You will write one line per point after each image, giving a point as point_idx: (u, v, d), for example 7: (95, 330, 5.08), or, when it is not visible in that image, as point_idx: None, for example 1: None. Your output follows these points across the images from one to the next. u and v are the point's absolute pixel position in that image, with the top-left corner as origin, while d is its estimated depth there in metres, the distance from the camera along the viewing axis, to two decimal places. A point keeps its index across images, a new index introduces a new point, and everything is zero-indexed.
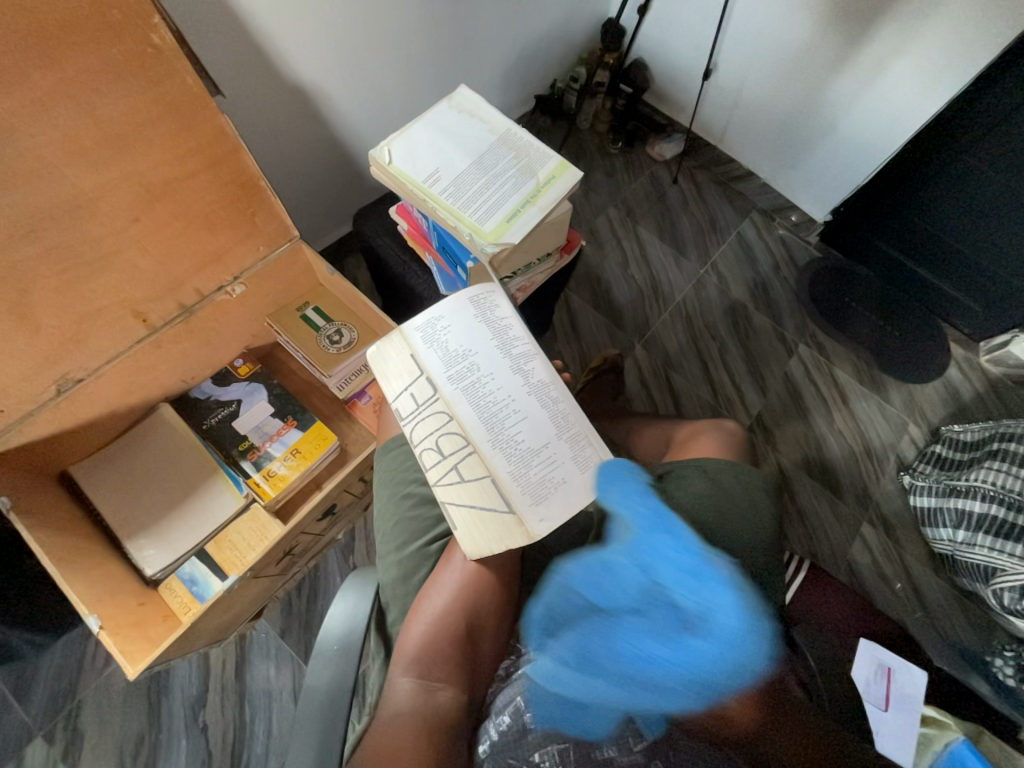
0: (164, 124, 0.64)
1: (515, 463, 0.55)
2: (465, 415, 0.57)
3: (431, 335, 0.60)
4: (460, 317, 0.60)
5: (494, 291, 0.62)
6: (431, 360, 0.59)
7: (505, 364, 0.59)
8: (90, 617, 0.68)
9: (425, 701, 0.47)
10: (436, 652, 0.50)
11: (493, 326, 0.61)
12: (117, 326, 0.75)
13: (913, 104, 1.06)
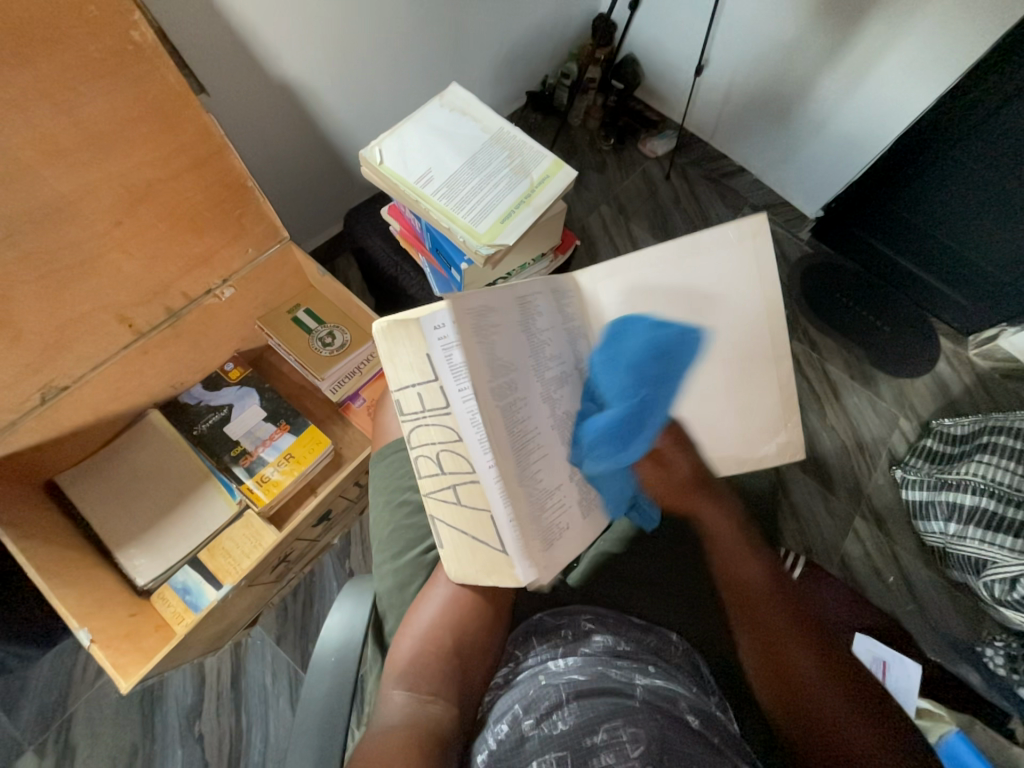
0: (147, 124, 0.62)
1: (530, 509, 0.44)
2: (486, 445, 0.42)
3: (470, 331, 0.41)
4: (505, 316, 0.44)
5: (544, 293, 0.47)
6: (455, 365, 0.41)
7: (541, 389, 0.46)
8: (80, 630, 0.67)
9: (411, 713, 0.43)
10: (425, 662, 0.47)
11: (538, 334, 0.46)
12: (102, 331, 0.73)
13: (901, 100, 1.07)
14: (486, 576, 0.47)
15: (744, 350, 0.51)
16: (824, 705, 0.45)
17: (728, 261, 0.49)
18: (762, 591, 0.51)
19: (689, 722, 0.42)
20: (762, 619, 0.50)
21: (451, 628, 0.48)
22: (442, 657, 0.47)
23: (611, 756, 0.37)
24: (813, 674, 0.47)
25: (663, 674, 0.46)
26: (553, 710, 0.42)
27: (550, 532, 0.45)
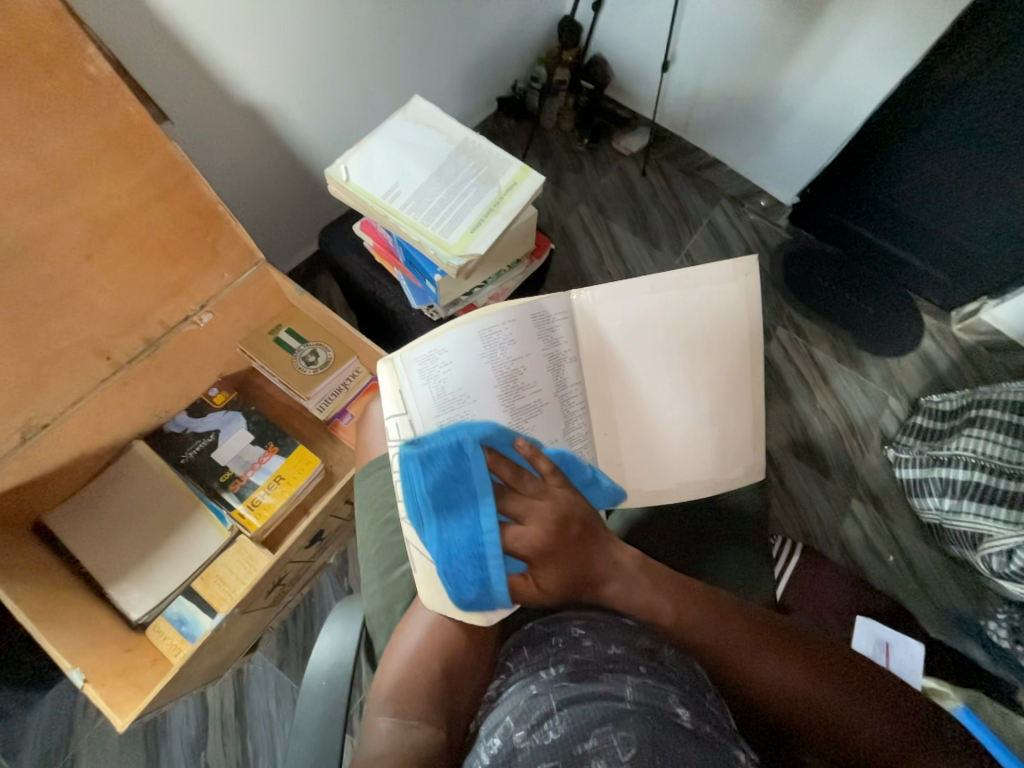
0: (110, 156, 0.62)
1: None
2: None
3: (428, 372, 0.48)
4: (465, 355, 0.49)
5: (515, 321, 0.50)
6: (422, 396, 0.48)
7: (505, 419, 0.49)
8: (73, 670, 0.66)
9: (396, 739, 0.43)
10: (410, 688, 0.47)
11: (501, 370, 0.50)
12: (81, 367, 0.72)
13: (867, 83, 1.08)
14: (455, 609, 0.47)
15: (725, 371, 0.55)
16: (807, 700, 0.45)
17: (713, 294, 0.53)
18: (697, 626, 0.48)
19: (681, 720, 0.41)
20: (706, 640, 0.48)
21: (437, 653, 0.49)
22: (429, 682, 0.47)
23: (602, 761, 0.37)
24: (792, 680, 0.46)
25: (655, 675, 0.46)
26: (544, 719, 0.42)
27: (509, 562, 0.47)
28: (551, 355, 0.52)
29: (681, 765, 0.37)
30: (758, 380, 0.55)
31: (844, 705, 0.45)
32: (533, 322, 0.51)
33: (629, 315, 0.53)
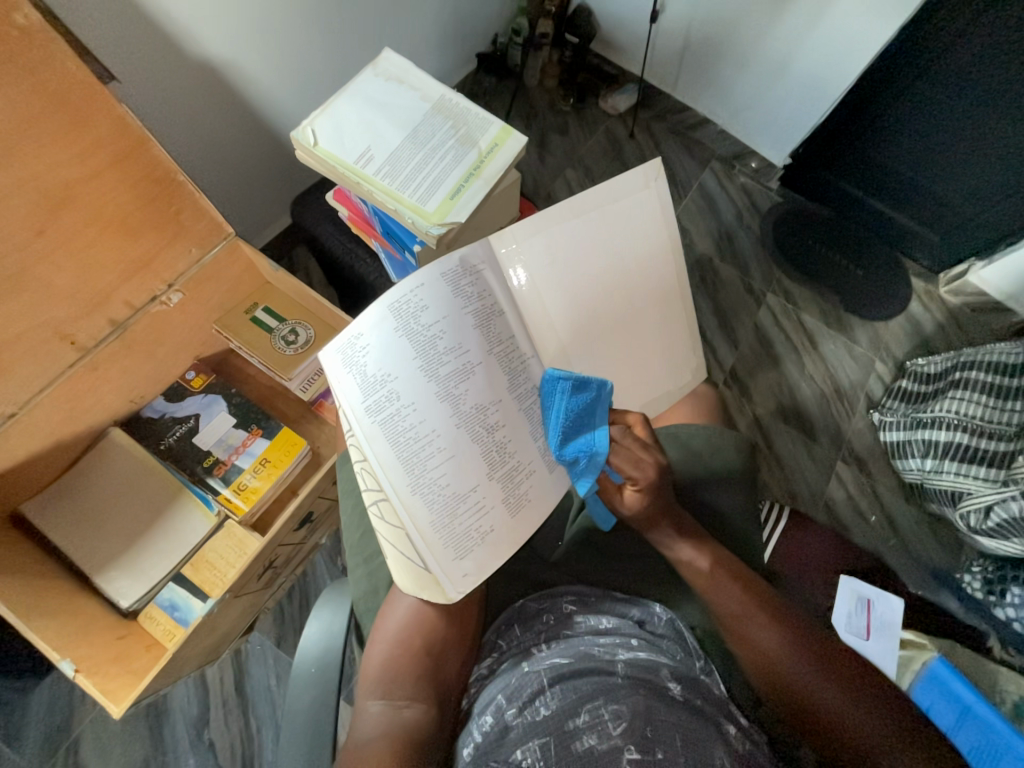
0: (50, 119, 0.56)
1: (438, 514, 0.43)
2: (379, 455, 0.43)
3: (349, 359, 0.44)
4: (378, 332, 0.43)
5: (423, 284, 0.42)
6: (346, 387, 0.44)
7: (435, 391, 0.43)
8: (62, 662, 0.66)
9: (388, 721, 0.43)
10: (396, 667, 0.46)
11: (419, 341, 0.43)
12: (44, 352, 0.68)
13: (864, 33, 1.03)
14: (421, 588, 0.46)
15: (661, 285, 0.55)
16: (815, 694, 0.45)
17: (625, 211, 0.52)
18: (733, 600, 0.49)
19: (671, 691, 0.42)
20: (734, 615, 0.49)
21: (418, 628, 0.47)
22: (412, 660, 0.47)
23: (594, 737, 0.38)
24: (802, 668, 0.46)
25: (647, 645, 0.47)
26: (535, 696, 0.42)
27: (462, 538, 0.43)
28: (476, 309, 0.45)
29: (672, 734, 0.38)
30: (684, 281, 0.56)
31: (848, 706, 0.44)
32: (448, 281, 0.44)
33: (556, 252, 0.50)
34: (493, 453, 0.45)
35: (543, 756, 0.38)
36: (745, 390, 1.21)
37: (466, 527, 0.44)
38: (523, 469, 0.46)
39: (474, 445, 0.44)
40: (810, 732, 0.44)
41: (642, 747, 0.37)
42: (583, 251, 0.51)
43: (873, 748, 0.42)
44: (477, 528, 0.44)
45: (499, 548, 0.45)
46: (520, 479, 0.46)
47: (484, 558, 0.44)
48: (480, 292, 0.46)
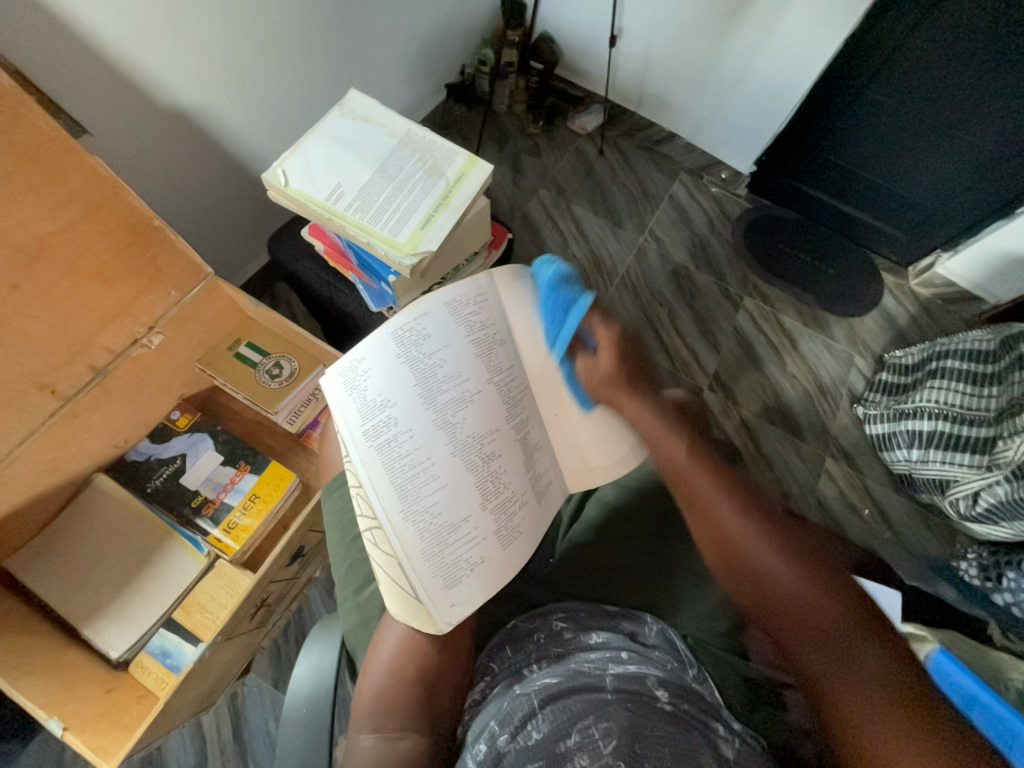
0: (24, 175, 0.57)
1: (430, 543, 0.43)
2: (372, 480, 0.43)
3: (349, 382, 0.45)
4: (382, 359, 0.45)
5: (428, 314, 0.45)
6: (344, 408, 0.45)
7: (433, 418, 0.44)
8: (50, 720, 0.64)
9: (379, 755, 0.42)
10: (388, 699, 0.45)
11: (421, 369, 0.45)
12: (23, 403, 0.68)
13: (812, 47, 1.08)
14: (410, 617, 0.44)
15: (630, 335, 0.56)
16: (773, 577, 0.45)
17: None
18: (701, 475, 0.50)
19: (660, 701, 0.42)
20: (692, 494, 0.50)
21: (412, 658, 0.46)
22: (405, 688, 0.46)
23: (585, 758, 0.38)
24: (761, 550, 0.46)
25: (637, 657, 0.46)
26: (527, 720, 0.42)
27: (452, 569, 0.43)
28: (476, 341, 0.47)
29: (665, 749, 0.38)
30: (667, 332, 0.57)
31: (807, 591, 0.44)
32: (451, 310, 0.46)
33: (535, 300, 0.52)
34: (487, 483, 0.45)
35: None
36: (730, 393, 1.22)
37: (456, 558, 0.44)
38: (513, 499, 0.46)
39: (467, 475, 0.45)
40: (767, 617, 0.45)
41: (631, 763, 0.37)
42: (559, 302, 0.53)
43: (834, 634, 0.42)
44: (470, 558, 0.44)
45: (491, 578, 0.45)
46: (510, 510, 0.46)
47: (475, 590, 0.44)
48: (481, 324, 0.48)
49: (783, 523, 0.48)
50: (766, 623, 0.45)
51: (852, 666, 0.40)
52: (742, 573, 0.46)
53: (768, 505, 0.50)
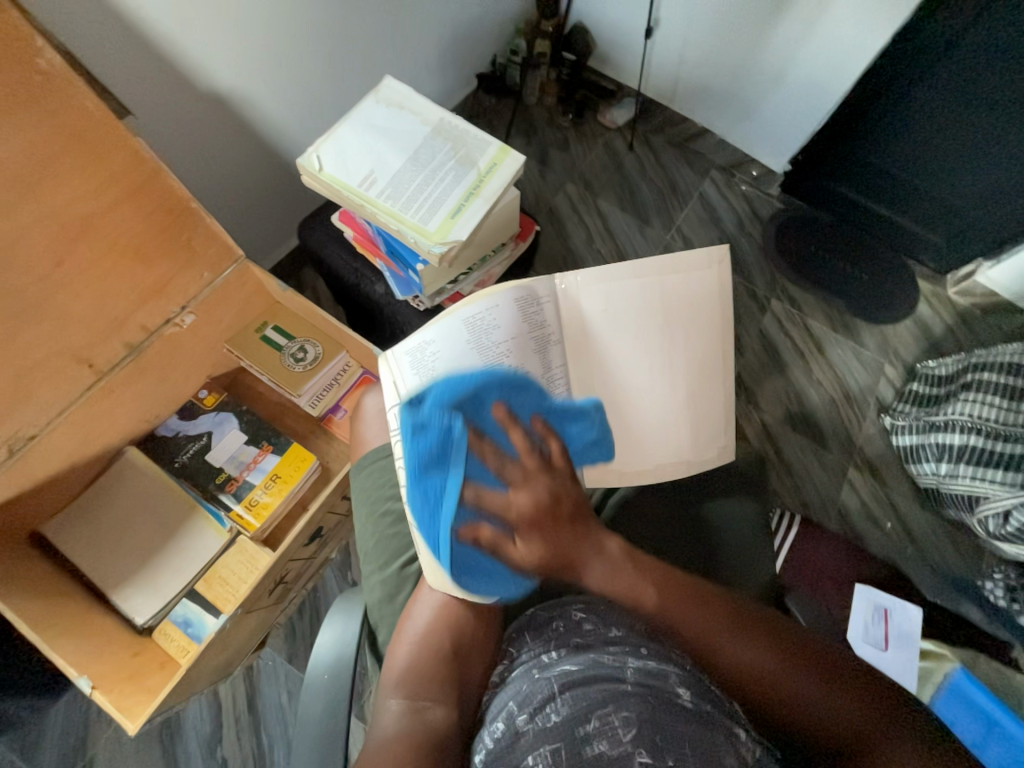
0: (70, 155, 0.59)
1: None
2: None
3: (417, 362, 0.51)
4: (452, 341, 0.50)
5: (500, 305, 0.51)
6: (411, 385, 0.50)
7: None
8: (80, 679, 0.67)
9: (408, 723, 0.44)
10: (421, 669, 0.48)
11: (487, 355, 0.51)
12: (61, 376, 0.71)
13: (858, 43, 1.04)
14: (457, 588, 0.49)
15: (704, 346, 0.57)
16: (800, 700, 0.44)
17: (696, 279, 0.55)
18: (669, 613, 0.45)
19: (682, 698, 0.43)
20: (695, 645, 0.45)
21: (450, 634, 0.49)
22: (436, 662, 0.48)
23: (604, 743, 0.39)
24: (775, 676, 0.44)
25: (657, 655, 0.46)
26: (546, 703, 0.42)
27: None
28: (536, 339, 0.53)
29: (680, 741, 0.39)
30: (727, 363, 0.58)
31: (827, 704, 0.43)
32: (519, 304, 0.53)
33: (629, 297, 0.55)
34: None
35: (554, 760, 0.39)
36: (752, 397, 1.20)
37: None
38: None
39: None
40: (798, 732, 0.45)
41: (651, 752, 0.38)
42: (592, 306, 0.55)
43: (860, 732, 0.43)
44: None
45: None
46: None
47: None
48: (540, 322, 0.54)
49: (772, 624, 0.46)
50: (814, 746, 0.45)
51: (887, 759, 0.42)
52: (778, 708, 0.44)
53: (755, 617, 0.46)
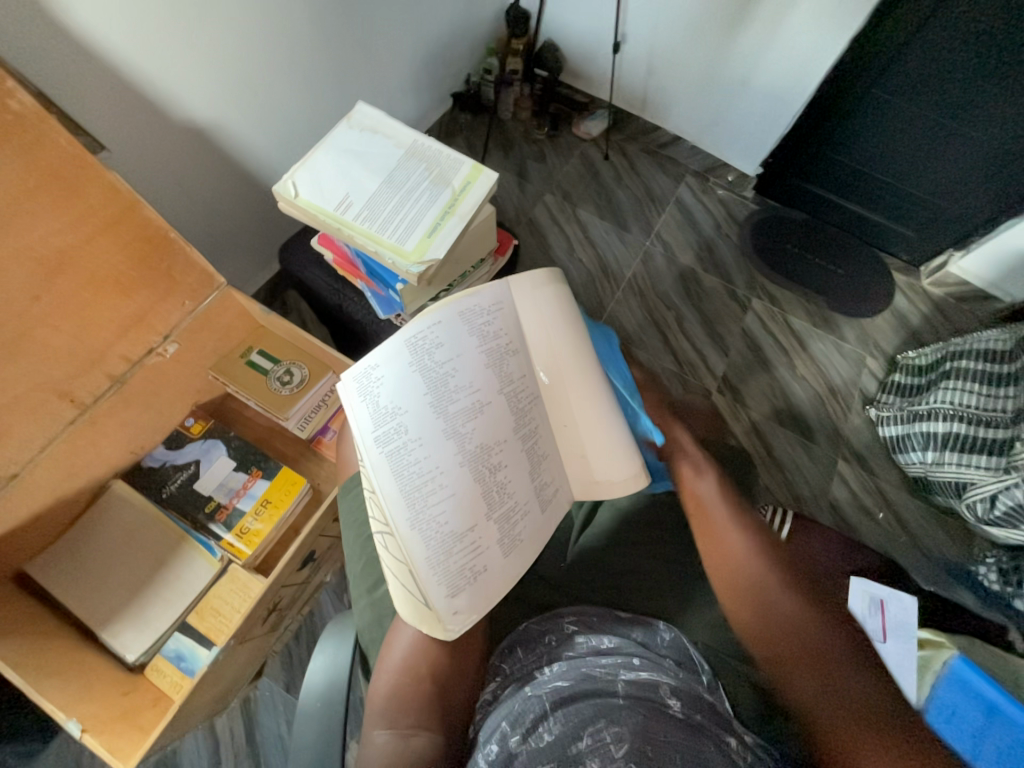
0: (46, 193, 0.59)
1: (436, 551, 0.44)
2: (383, 486, 0.45)
3: (364, 388, 0.46)
4: (395, 365, 0.46)
5: (440, 324, 0.46)
6: (358, 414, 0.46)
7: (444, 426, 0.45)
8: (69, 722, 0.66)
9: (395, 748, 0.44)
10: (402, 695, 0.46)
11: (431, 376, 0.46)
12: (43, 411, 0.70)
13: (815, 50, 1.08)
14: (416, 623, 0.46)
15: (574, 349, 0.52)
16: (787, 613, 0.48)
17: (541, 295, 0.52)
18: (706, 506, 0.54)
19: (671, 709, 0.43)
20: (711, 528, 0.53)
21: (423, 656, 0.47)
22: (419, 686, 0.46)
23: (596, 759, 0.39)
24: (764, 574, 0.49)
25: (649, 664, 0.47)
26: (538, 722, 0.43)
27: (456, 577, 0.44)
28: (484, 353, 0.48)
29: (674, 759, 0.39)
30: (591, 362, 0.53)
31: (820, 632, 0.47)
32: (464, 321, 0.47)
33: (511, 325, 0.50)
34: (495, 491, 0.46)
35: None
36: (739, 395, 1.22)
37: (461, 564, 0.45)
38: (520, 508, 0.47)
39: (477, 486, 0.46)
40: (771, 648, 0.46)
41: (642, 764, 0.39)
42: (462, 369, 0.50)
43: (831, 665, 0.45)
44: (476, 567, 0.45)
45: (494, 587, 0.46)
46: (517, 520, 0.47)
47: (477, 600, 0.45)
48: (491, 335, 0.48)
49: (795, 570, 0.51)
50: (774, 662, 0.46)
51: (845, 692, 0.43)
52: (762, 615, 0.47)
53: (768, 531, 0.53)
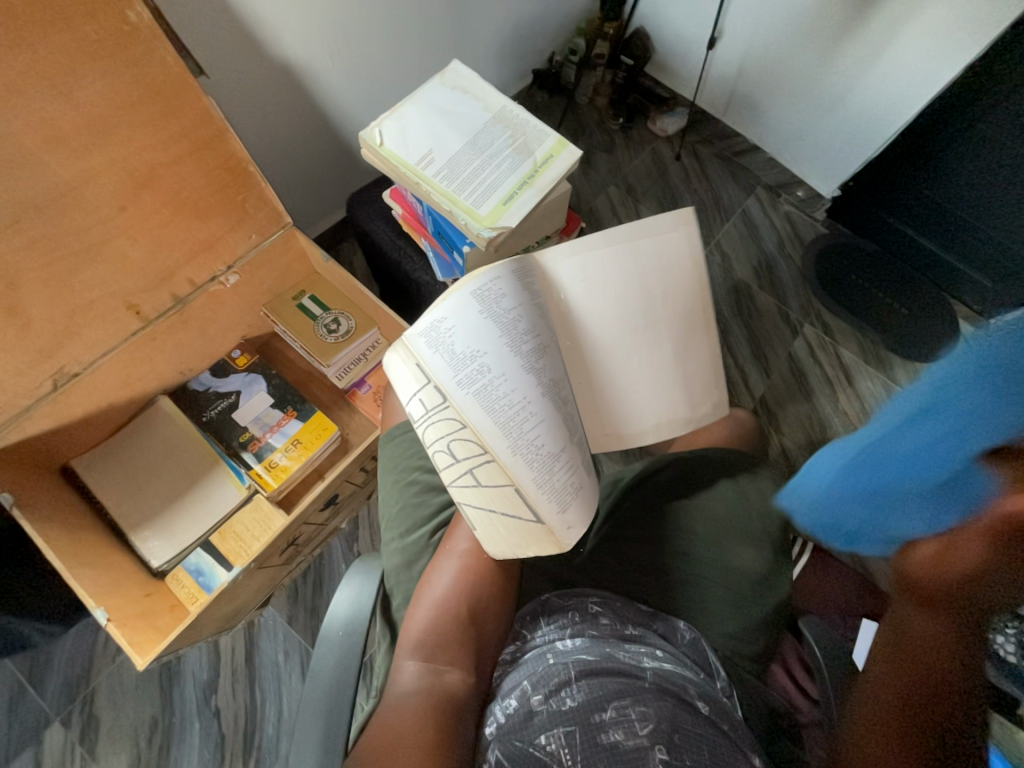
0: (146, 107, 0.62)
1: (539, 471, 0.47)
2: (477, 424, 0.47)
3: (435, 340, 0.48)
4: (465, 313, 0.48)
5: (501, 275, 0.49)
6: (435, 364, 0.47)
7: (522, 365, 0.48)
8: (96, 609, 0.69)
9: (426, 682, 0.46)
10: (440, 633, 0.50)
11: (502, 320, 0.48)
12: (109, 318, 0.73)
13: (924, 72, 1.02)
14: (526, 547, 0.48)
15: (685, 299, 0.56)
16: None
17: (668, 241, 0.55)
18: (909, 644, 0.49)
19: (699, 706, 0.43)
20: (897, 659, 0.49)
21: (465, 598, 0.51)
22: (458, 629, 0.50)
23: (620, 732, 0.40)
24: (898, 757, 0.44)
25: (671, 657, 0.47)
26: (561, 686, 0.44)
27: (562, 491, 0.47)
28: (540, 304, 0.52)
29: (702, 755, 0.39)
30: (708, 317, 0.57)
31: None
32: (519, 276, 0.50)
33: (601, 267, 0.54)
34: (570, 419, 0.50)
35: (569, 743, 0.40)
36: (774, 419, 1.19)
37: (562, 481, 0.48)
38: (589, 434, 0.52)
39: (559, 413, 0.49)
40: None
41: (667, 748, 0.39)
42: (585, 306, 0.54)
43: None
44: (572, 483, 0.48)
45: (589, 501, 0.49)
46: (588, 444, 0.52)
47: (583, 510, 0.48)
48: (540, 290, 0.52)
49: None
50: None
51: None
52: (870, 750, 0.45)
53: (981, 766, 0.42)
